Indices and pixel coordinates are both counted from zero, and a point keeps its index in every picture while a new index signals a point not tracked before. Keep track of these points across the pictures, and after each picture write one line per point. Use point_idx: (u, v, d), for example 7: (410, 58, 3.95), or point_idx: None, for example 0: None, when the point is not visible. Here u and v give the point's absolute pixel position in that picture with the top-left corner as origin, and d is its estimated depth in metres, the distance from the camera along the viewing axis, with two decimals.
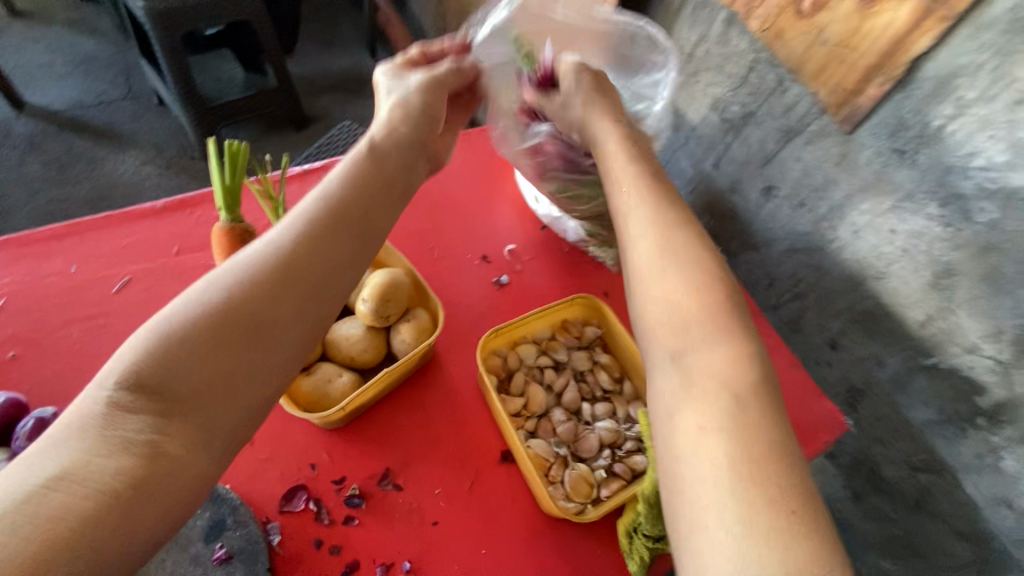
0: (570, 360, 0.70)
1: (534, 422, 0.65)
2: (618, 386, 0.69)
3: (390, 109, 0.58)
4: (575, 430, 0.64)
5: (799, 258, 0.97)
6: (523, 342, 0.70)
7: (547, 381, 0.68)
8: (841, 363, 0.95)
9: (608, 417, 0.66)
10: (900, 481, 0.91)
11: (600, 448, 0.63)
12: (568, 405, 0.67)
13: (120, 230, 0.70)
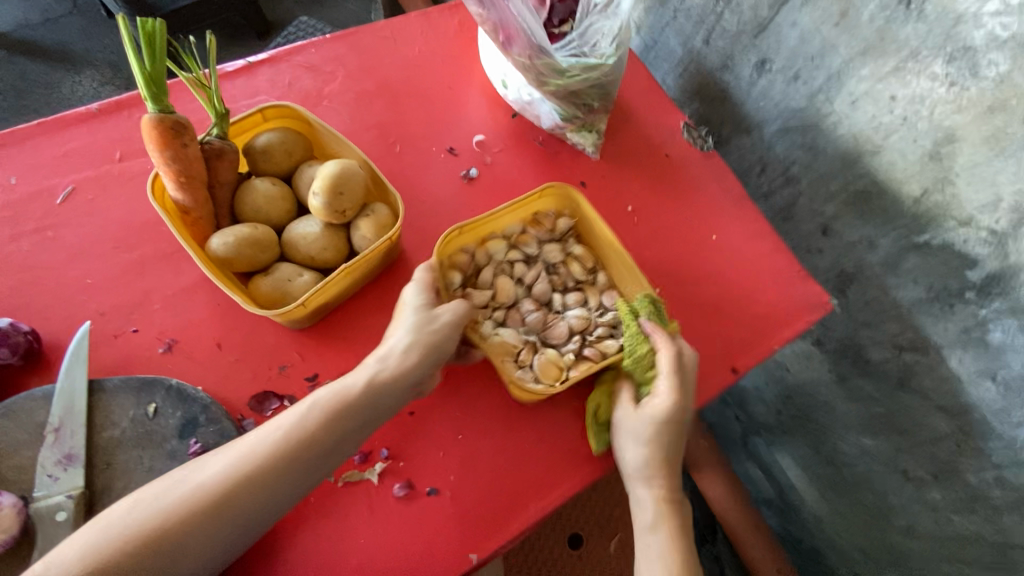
0: (541, 252, 0.68)
1: (501, 313, 0.64)
2: (591, 278, 0.67)
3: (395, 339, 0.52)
4: (545, 320, 0.64)
5: (793, 138, 0.91)
6: (492, 238, 0.67)
7: (518, 275, 0.66)
8: (832, 248, 0.92)
9: (580, 305, 0.65)
10: (885, 361, 0.91)
11: (570, 335, 0.63)
12: (537, 297, 0.66)
13: (55, 137, 0.66)
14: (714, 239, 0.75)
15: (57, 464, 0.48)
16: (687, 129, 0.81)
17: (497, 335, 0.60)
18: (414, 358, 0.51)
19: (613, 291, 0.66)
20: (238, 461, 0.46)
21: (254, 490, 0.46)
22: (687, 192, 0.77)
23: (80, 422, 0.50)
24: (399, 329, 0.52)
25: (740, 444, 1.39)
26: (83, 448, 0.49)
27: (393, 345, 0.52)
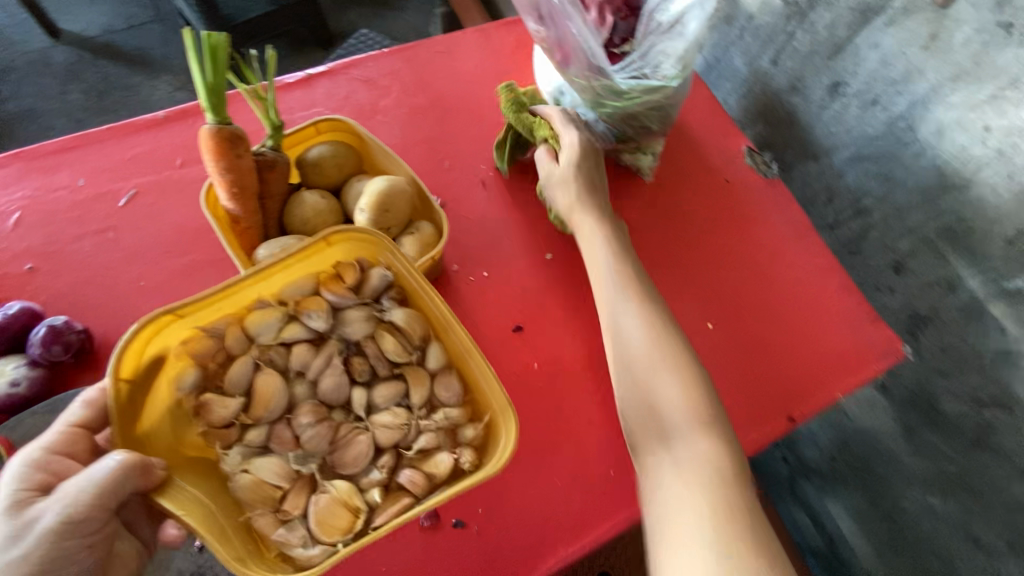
0: (338, 325, 0.54)
1: (264, 429, 0.51)
2: (414, 359, 0.54)
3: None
4: (335, 432, 0.52)
5: (866, 166, 0.85)
6: (256, 310, 0.52)
7: (298, 363, 0.53)
8: (904, 288, 0.85)
9: (394, 404, 0.54)
10: (961, 415, 0.83)
11: (377, 454, 0.52)
12: (325, 398, 0.53)
13: (124, 143, 0.68)
14: (775, 272, 0.69)
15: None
16: (750, 155, 0.76)
17: (246, 474, 0.49)
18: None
19: (450, 378, 0.54)
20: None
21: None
22: (747, 221, 0.72)
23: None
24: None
25: (786, 488, 1.30)
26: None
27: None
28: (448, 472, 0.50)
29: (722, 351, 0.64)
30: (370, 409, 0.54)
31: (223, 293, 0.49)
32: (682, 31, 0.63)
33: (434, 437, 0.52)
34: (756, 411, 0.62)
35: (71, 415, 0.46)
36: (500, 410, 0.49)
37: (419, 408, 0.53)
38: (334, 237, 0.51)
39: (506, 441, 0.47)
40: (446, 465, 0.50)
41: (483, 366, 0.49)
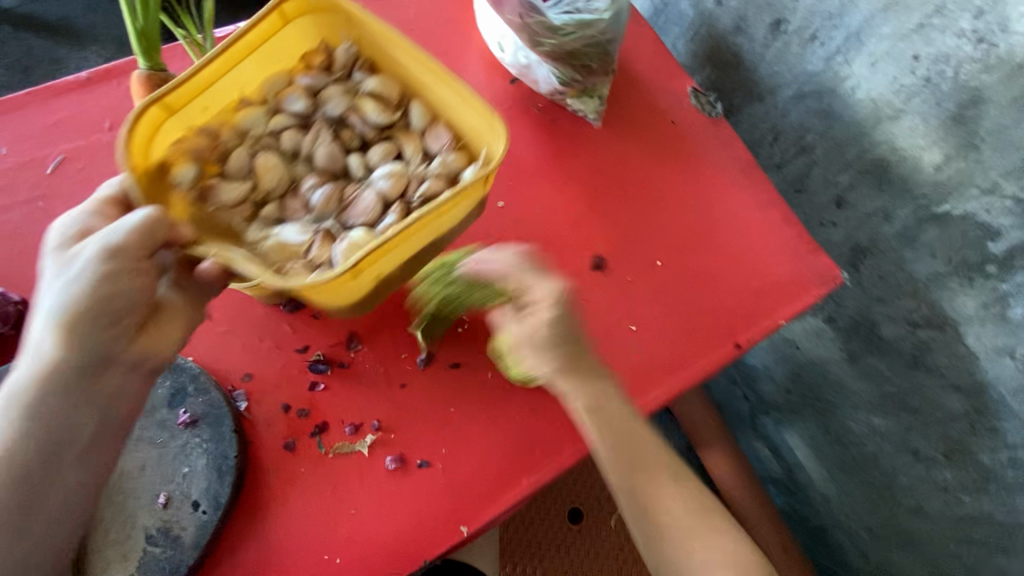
0: (319, 106, 0.60)
1: (277, 204, 0.58)
2: (397, 117, 0.60)
3: (53, 310, 0.43)
4: (339, 193, 0.57)
5: (808, 104, 0.87)
6: (244, 108, 0.60)
7: (292, 143, 0.60)
8: (846, 222, 0.88)
9: (389, 158, 0.59)
10: (898, 338, 0.88)
11: (383, 203, 0.56)
12: (326, 167, 0.59)
13: (45, 107, 0.65)
14: (720, 209, 0.72)
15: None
16: (695, 95, 0.77)
17: (270, 238, 0.54)
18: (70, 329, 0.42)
19: (438, 127, 0.59)
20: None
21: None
22: (693, 161, 0.74)
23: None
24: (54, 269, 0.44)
25: (747, 423, 1.37)
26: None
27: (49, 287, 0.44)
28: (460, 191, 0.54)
29: (668, 286, 0.67)
30: (369, 171, 0.59)
31: (204, 87, 0.56)
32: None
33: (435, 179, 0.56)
34: (698, 339, 0.65)
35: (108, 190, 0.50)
36: (485, 127, 0.54)
37: (414, 158, 0.59)
38: (290, 11, 0.57)
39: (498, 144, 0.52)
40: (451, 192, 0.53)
41: (456, 86, 0.53)
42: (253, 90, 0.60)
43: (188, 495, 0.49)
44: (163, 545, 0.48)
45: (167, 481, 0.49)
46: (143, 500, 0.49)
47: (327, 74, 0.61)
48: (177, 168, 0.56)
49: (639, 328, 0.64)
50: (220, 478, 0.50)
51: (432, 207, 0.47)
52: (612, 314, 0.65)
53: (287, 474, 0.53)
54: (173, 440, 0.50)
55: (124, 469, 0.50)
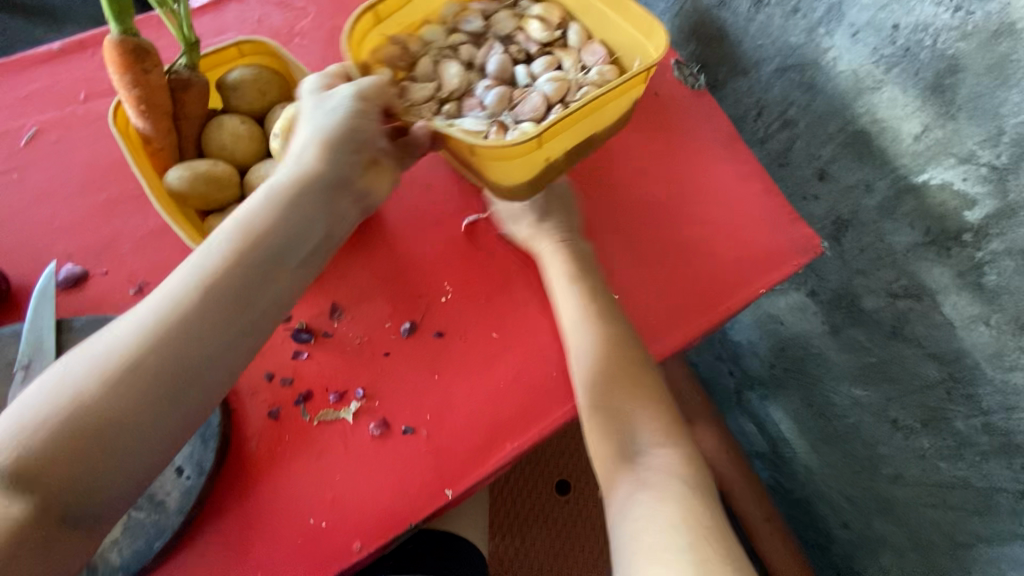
0: (491, 27, 0.67)
1: (455, 104, 0.64)
2: (557, 35, 0.66)
3: (311, 136, 0.49)
4: (511, 92, 0.63)
5: (791, 77, 0.87)
6: (428, 28, 0.68)
7: (465, 55, 0.66)
8: (828, 195, 0.89)
9: (551, 69, 0.64)
10: (879, 309, 0.90)
11: (548, 102, 0.62)
12: (500, 74, 0.65)
13: (18, 78, 0.63)
14: (703, 180, 0.72)
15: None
16: (678, 66, 0.77)
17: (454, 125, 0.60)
18: (323, 149, 0.48)
19: (594, 46, 0.65)
20: (39, 409, 0.37)
21: (73, 442, 0.37)
22: (675, 132, 0.74)
23: (49, 358, 0.50)
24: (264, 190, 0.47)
25: (734, 399, 1.39)
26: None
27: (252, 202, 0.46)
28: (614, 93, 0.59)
29: (649, 255, 0.68)
30: (535, 79, 0.65)
31: (400, 2, 0.66)
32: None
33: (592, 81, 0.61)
34: (684, 310, 0.65)
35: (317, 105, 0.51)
36: (641, 35, 0.61)
37: (572, 68, 0.64)
38: None
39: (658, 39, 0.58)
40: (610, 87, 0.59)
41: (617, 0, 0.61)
42: (433, 16, 0.69)
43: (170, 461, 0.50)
44: (148, 510, 0.48)
45: None
46: None
47: (494, 4, 0.69)
48: (378, 69, 0.64)
49: (621, 294, 0.66)
50: (204, 444, 0.50)
51: (605, 89, 0.54)
52: None
53: (271, 441, 0.53)
54: None
55: None
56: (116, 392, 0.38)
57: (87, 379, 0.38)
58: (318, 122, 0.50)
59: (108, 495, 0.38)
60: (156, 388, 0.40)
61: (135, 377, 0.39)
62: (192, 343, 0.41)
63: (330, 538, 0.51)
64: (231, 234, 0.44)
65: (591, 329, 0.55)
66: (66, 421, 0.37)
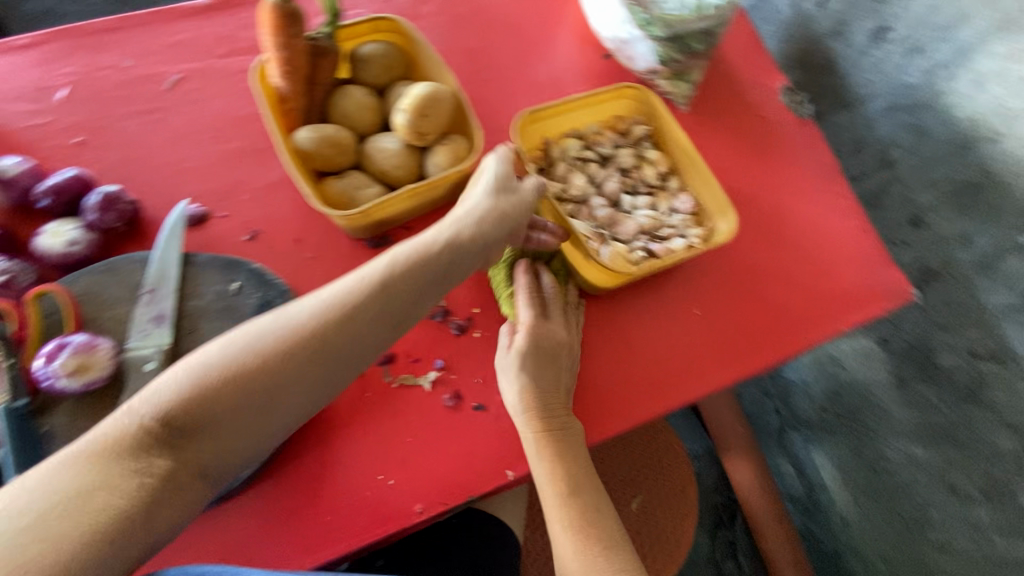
0: (614, 160, 0.67)
1: (573, 207, 0.64)
2: (662, 184, 0.66)
3: (482, 204, 0.54)
4: (614, 217, 0.64)
5: (899, 117, 0.85)
6: (567, 135, 0.67)
7: (591, 172, 0.65)
8: (919, 243, 0.86)
9: (650, 208, 0.65)
10: (955, 368, 0.86)
11: (637, 234, 0.63)
12: (608, 195, 0.65)
13: (168, 28, 0.68)
14: (798, 210, 0.71)
15: (149, 320, 0.52)
16: (786, 93, 0.76)
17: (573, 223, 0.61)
18: (490, 220, 0.53)
19: (687, 194, 0.65)
20: (208, 369, 0.43)
21: (225, 403, 0.43)
22: (775, 158, 0.73)
23: (170, 287, 0.54)
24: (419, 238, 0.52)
25: (774, 438, 1.35)
26: (170, 311, 0.53)
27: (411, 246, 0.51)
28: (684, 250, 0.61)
29: (734, 277, 0.67)
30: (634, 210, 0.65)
31: (562, 104, 0.65)
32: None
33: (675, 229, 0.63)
34: (762, 337, 0.65)
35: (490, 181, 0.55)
36: (715, 209, 0.64)
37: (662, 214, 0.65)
38: (630, 90, 0.67)
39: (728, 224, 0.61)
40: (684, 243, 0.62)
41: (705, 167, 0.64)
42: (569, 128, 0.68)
43: None
44: None
45: None
46: None
47: (623, 135, 0.68)
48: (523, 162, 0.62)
49: (704, 311, 0.65)
50: None
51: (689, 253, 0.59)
52: (678, 296, 0.65)
53: (353, 395, 0.56)
54: None
55: None
56: (269, 368, 0.44)
57: (254, 354, 0.44)
58: (488, 199, 0.54)
59: (230, 459, 0.45)
60: (298, 379, 0.46)
61: (285, 365, 0.45)
62: (337, 355, 0.47)
63: (395, 496, 0.53)
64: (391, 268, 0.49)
65: (539, 450, 0.54)
66: (232, 377, 0.43)
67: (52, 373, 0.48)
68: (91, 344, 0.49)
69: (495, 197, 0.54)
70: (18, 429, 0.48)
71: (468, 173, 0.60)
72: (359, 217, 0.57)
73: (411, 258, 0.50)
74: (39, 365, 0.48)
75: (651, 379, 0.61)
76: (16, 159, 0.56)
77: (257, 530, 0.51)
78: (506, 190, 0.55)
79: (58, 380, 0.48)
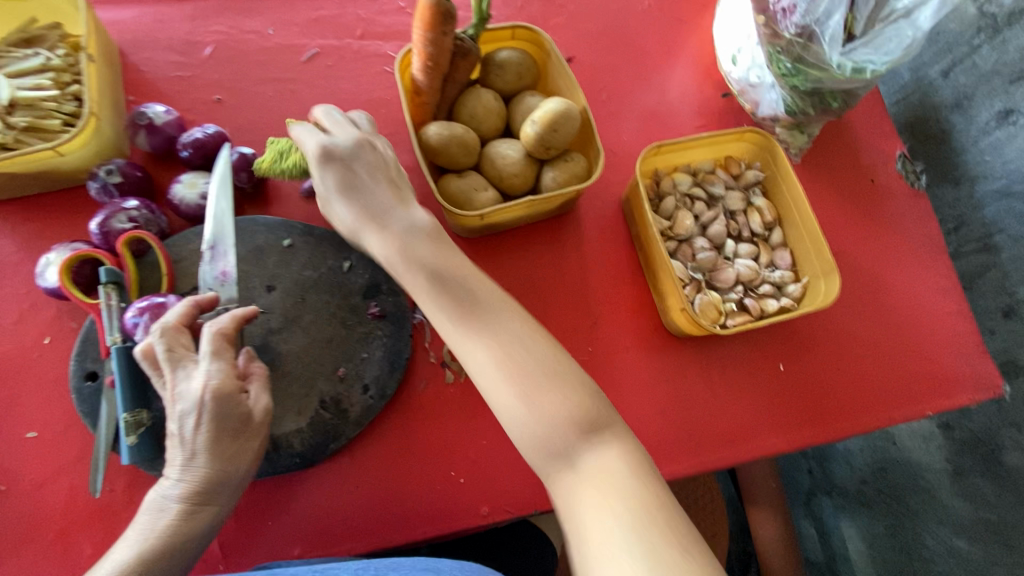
0: (722, 202, 0.65)
1: (674, 245, 0.63)
2: (765, 234, 0.65)
3: (201, 379, 0.44)
4: (714, 261, 0.62)
5: (1011, 203, 0.81)
6: (680, 169, 0.66)
7: (696, 212, 0.64)
8: (1007, 334, 0.83)
9: (751, 258, 0.64)
10: (1023, 471, 0.83)
11: (734, 283, 0.62)
12: (712, 238, 0.64)
13: (310, 2, 0.70)
14: (897, 283, 0.69)
15: (214, 279, 0.51)
16: (902, 160, 0.74)
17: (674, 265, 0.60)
18: (230, 385, 0.44)
19: (787, 251, 0.64)
20: None
21: None
22: (881, 226, 0.71)
23: (231, 243, 0.53)
24: (177, 465, 0.44)
25: (801, 499, 1.27)
26: (233, 270, 0.52)
27: (186, 474, 0.44)
28: (779, 312, 0.61)
29: (826, 338, 0.65)
30: (733, 257, 0.64)
31: (683, 140, 0.63)
32: (909, 18, 0.58)
33: (772, 285, 0.62)
34: (844, 404, 0.63)
35: (201, 358, 0.45)
36: (821, 270, 0.61)
37: (760, 266, 0.64)
38: (750, 134, 0.65)
39: (830, 288, 0.59)
40: (781, 305, 0.61)
41: (813, 225, 0.61)
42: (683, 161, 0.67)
43: (360, 378, 0.54)
44: (332, 413, 0.53)
45: (347, 359, 0.54)
46: (324, 368, 0.54)
47: (734, 177, 0.67)
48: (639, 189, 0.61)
49: (787, 367, 0.64)
50: (391, 372, 0.55)
51: (787, 316, 0.57)
52: (767, 347, 0.64)
53: (434, 388, 0.56)
54: (361, 326, 0.55)
55: (315, 338, 0.54)
56: None
57: None
58: (217, 396, 0.44)
59: None
60: None
61: None
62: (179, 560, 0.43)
63: (463, 495, 0.54)
64: (204, 467, 0.43)
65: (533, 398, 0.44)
66: None
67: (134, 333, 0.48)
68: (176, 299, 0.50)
69: (223, 404, 0.43)
70: (131, 369, 0.48)
71: (580, 193, 0.60)
72: (474, 219, 0.57)
73: (198, 476, 0.44)
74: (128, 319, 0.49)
75: (725, 428, 0.61)
76: (163, 108, 0.59)
77: (328, 497, 0.53)
78: (223, 350, 0.46)
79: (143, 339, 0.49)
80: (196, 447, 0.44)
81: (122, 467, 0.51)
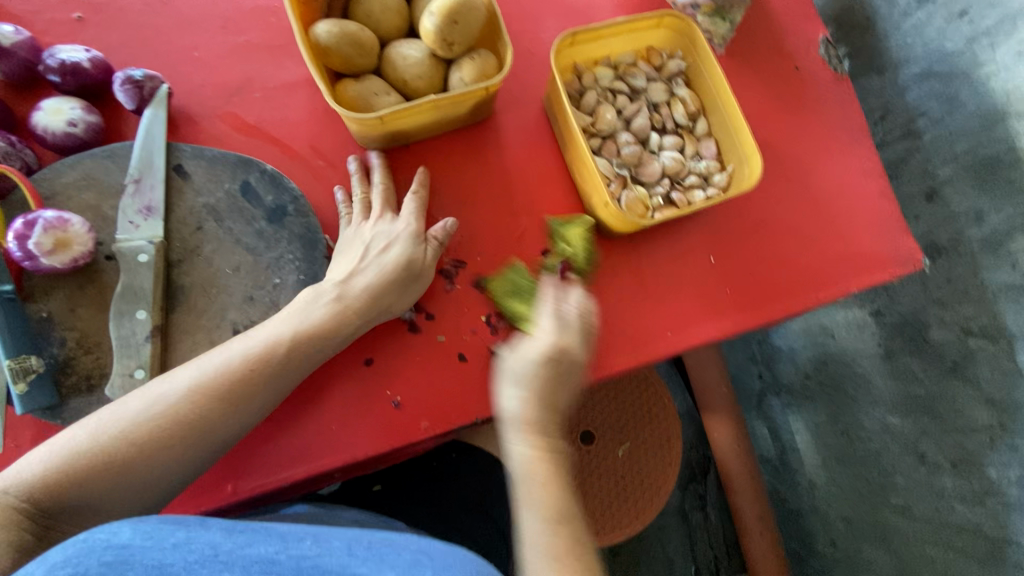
0: (646, 95, 0.63)
1: (598, 142, 0.61)
2: (689, 124, 0.63)
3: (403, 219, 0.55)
4: (639, 155, 0.61)
5: (932, 85, 0.81)
6: (600, 64, 0.63)
7: (619, 106, 0.62)
8: (930, 217, 0.84)
9: (676, 150, 0.62)
10: (945, 343, 0.84)
11: (660, 177, 0.61)
12: (636, 132, 0.62)
13: None
14: (822, 170, 0.69)
15: (138, 212, 0.50)
16: (825, 45, 0.73)
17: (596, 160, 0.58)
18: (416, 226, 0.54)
19: (713, 140, 0.63)
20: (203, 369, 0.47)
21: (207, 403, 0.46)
22: (807, 114, 0.71)
23: (158, 178, 0.51)
24: (347, 274, 0.52)
25: (754, 403, 1.34)
26: (159, 203, 0.51)
27: (352, 284, 0.52)
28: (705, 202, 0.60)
29: (753, 227, 0.65)
30: (658, 151, 0.63)
31: (599, 28, 0.60)
32: None
33: (698, 176, 0.61)
34: (772, 290, 0.64)
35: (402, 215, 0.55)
36: (745, 155, 0.60)
37: (687, 158, 0.63)
38: (668, 19, 0.62)
39: (752, 170, 0.58)
40: (707, 194, 0.60)
41: (734, 108, 0.59)
42: (602, 54, 0.64)
43: (275, 302, 0.52)
44: None
45: (258, 286, 0.51)
46: (234, 298, 0.51)
47: (656, 70, 0.64)
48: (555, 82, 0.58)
49: (718, 259, 0.64)
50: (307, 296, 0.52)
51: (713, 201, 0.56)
52: (696, 240, 0.64)
53: None
54: (268, 251, 0.52)
55: (219, 268, 0.51)
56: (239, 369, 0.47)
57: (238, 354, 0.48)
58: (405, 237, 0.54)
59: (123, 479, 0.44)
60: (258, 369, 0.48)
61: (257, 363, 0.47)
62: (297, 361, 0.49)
63: (399, 413, 0.53)
64: (375, 280, 0.52)
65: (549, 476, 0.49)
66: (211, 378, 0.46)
67: (30, 254, 0.45)
68: (62, 220, 0.47)
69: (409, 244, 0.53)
70: (6, 316, 0.46)
71: (493, 94, 0.56)
72: (376, 124, 0.53)
73: (364, 289, 0.52)
74: (15, 248, 0.45)
75: (659, 322, 0.60)
76: (10, 27, 0.52)
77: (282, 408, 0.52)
78: (413, 207, 0.56)
79: (39, 259, 0.46)
80: (373, 267, 0.53)
81: (24, 421, 0.47)
